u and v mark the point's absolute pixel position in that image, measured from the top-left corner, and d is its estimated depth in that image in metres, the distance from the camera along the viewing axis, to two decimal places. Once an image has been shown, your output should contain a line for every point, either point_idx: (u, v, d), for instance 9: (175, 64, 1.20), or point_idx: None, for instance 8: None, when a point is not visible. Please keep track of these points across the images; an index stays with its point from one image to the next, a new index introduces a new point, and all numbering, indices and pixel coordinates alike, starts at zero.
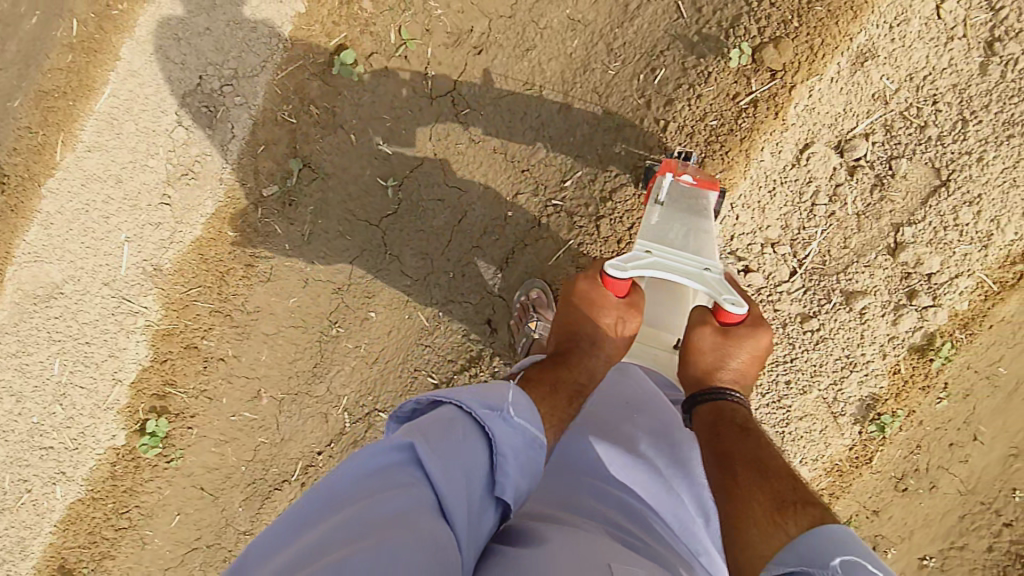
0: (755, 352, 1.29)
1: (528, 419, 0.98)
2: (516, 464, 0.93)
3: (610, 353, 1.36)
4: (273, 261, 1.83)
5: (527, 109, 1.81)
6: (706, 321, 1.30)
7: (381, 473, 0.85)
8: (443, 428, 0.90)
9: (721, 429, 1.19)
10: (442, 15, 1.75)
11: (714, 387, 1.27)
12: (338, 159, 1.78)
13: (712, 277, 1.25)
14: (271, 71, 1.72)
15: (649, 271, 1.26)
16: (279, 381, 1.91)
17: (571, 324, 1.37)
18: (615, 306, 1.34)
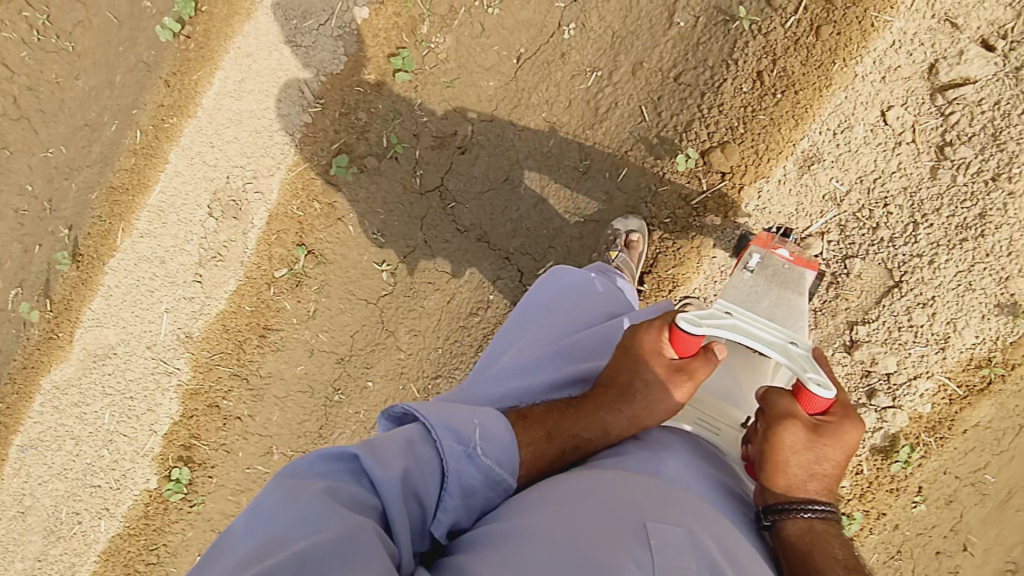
0: (849, 452, 1.00)
1: (496, 457, 0.95)
2: (467, 495, 0.93)
3: (640, 415, 1.12)
4: (283, 333, 2.09)
5: (507, 205, 1.98)
6: (794, 415, 1.00)
7: (332, 481, 0.85)
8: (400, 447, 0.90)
9: (821, 562, 0.90)
10: (428, 121, 1.96)
11: (805, 501, 0.97)
12: (338, 249, 2.03)
13: (795, 352, 1.03)
14: (284, 172, 2.00)
15: (724, 331, 1.06)
16: (289, 439, 2.12)
17: (611, 372, 1.17)
18: (666, 363, 1.11)
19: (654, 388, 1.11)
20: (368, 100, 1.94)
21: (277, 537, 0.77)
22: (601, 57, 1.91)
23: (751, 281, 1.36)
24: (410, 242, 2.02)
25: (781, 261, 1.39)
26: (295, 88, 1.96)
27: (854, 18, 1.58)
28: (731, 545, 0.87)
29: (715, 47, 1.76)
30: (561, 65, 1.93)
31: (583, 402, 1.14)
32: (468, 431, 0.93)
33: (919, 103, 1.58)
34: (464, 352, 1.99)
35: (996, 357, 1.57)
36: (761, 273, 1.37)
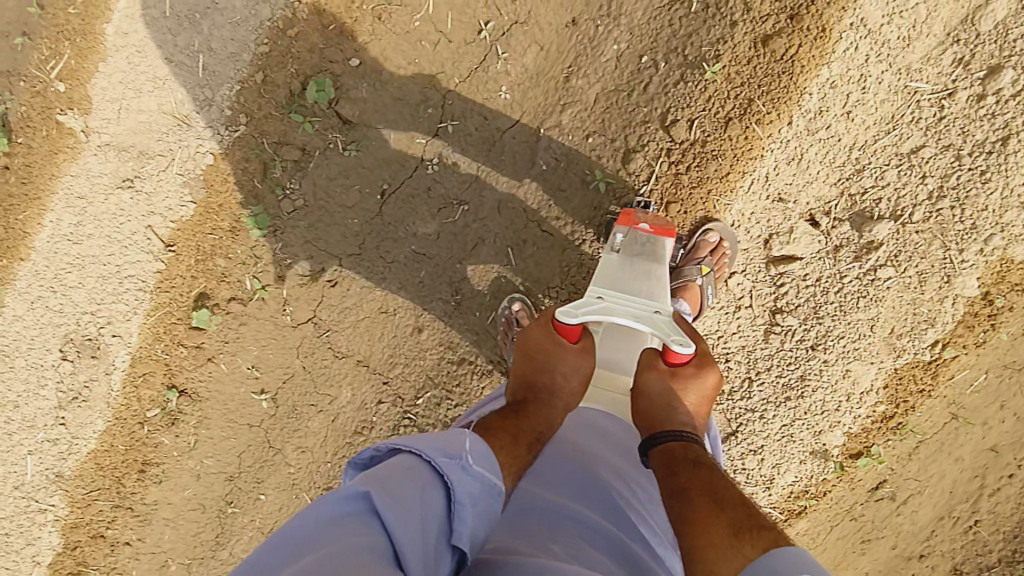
0: (705, 393, 1.15)
1: (486, 466, 0.93)
2: (474, 511, 0.89)
3: (569, 400, 1.20)
4: (163, 466, 2.05)
5: (383, 333, 1.95)
6: (652, 363, 1.15)
7: (335, 528, 0.78)
8: (396, 477, 0.85)
9: (680, 470, 1.04)
10: (292, 262, 1.87)
11: (669, 429, 1.11)
12: (212, 385, 1.99)
13: (661, 319, 1.17)
14: (142, 316, 1.91)
15: (597, 316, 1.18)
16: (185, 551, 2.11)
17: (527, 372, 1.21)
18: (570, 348, 1.19)
19: (569, 376, 1.19)
20: (226, 246, 1.84)
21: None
22: (466, 190, 1.83)
23: (614, 266, 1.32)
24: (286, 370, 1.99)
25: (642, 233, 1.39)
26: (142, 233, 1.83)
27: (699, 198, 1.65)
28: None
29: (576, 200, 1.77)
30: (426, 199, 1.84)
31: (521, 407, 1.16)
32: (456, 448, 0.92)
33: (757, 270, 1.69)
34: None
35: (812, 489, 1.80)
36: (625, 249, 1.36)
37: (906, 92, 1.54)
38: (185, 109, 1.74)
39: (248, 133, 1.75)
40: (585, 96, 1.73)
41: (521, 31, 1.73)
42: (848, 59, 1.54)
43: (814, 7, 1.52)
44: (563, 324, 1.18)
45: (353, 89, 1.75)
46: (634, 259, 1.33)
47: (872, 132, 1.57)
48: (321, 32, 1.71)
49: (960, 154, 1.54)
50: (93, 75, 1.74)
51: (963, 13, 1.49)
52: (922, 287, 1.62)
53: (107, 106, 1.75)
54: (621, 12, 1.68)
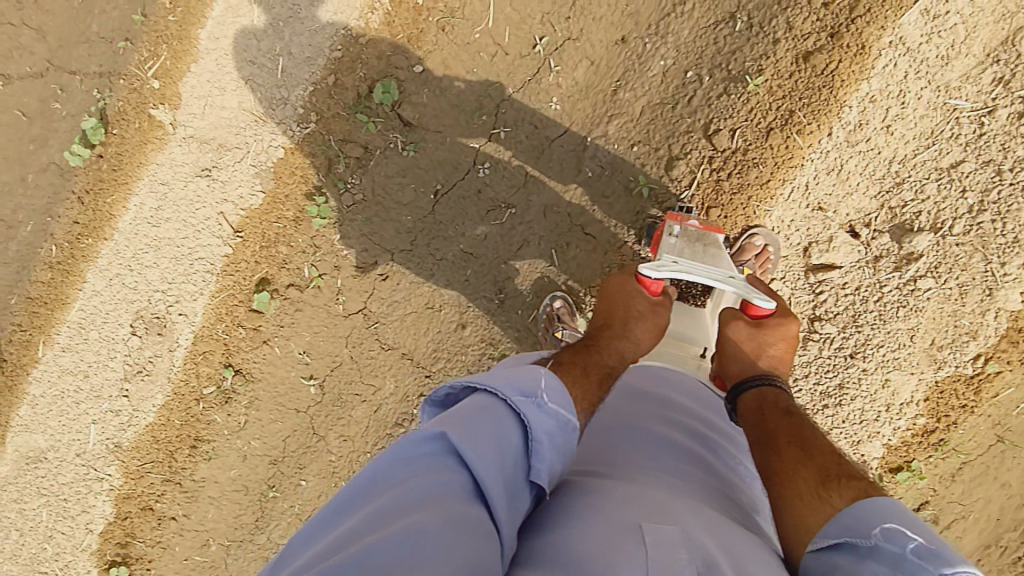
0: (789, 339, 1.26)
1: (562, 402, 0.96)
2: (553, 448, 0.92)
3: (640, 341, 1.30)
4: (214, 443, 2.17)
5: (429, 326, 2.04)
6: (737, 317, 1.30)
7: (413, 469, 0.84)
8: (475, 416, 0.89)
9: (768, 415, 1.13)
10: (348, 253, 2.00)
11: (757, 375, 1.22)
12: (265, 367, 2.11)
13: (734, 280, 1.25)
14: (207, 297, 2.05)
15: (676, 275, 1.25)
16: (226, 532, 2.21)
17: (607, 315, 1.35)
18: (647, 300, 1.34)
19: (643, 315, 1.32)
20: (288, 235, 1.97)
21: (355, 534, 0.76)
22: (515, 193, 1.94)
23: (677, 243, 1.41)
24: (335, 357, 2.10)
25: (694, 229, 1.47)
26: (214, 219, 1.98)
27: (739, 204, 1.71)
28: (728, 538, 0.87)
29: (620, 205, 1.85)
30: (476, 200, 1.95)
31: (595, 339, 1.28)
32: (532, 386, 0.96)
33: (796, 277, 1.71)
34: None
35: None
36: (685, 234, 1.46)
37: (944, 108, 1.56)
38: (263, 107, 1.89)
39: (317, 130, 1.89)
40: (630, 108, 1.83)
41: (572, 46, 1.85)
42: (887, 75, 1.57)
43: (853, 27, 1.57)
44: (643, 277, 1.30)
45: (415, 94, 1.88)
46: (695, 243, 1.42)
47: (912, 146, 1.59)
48: (388, 41, 1.84)
49: (1001, 170, 1.54)
50: (185, 74, 1.91)
51: (1004, 33, 1.50)
52: (963, 299, 1.61)
53: (194, 102, 1.92)
54: (669, 30, 1.78)
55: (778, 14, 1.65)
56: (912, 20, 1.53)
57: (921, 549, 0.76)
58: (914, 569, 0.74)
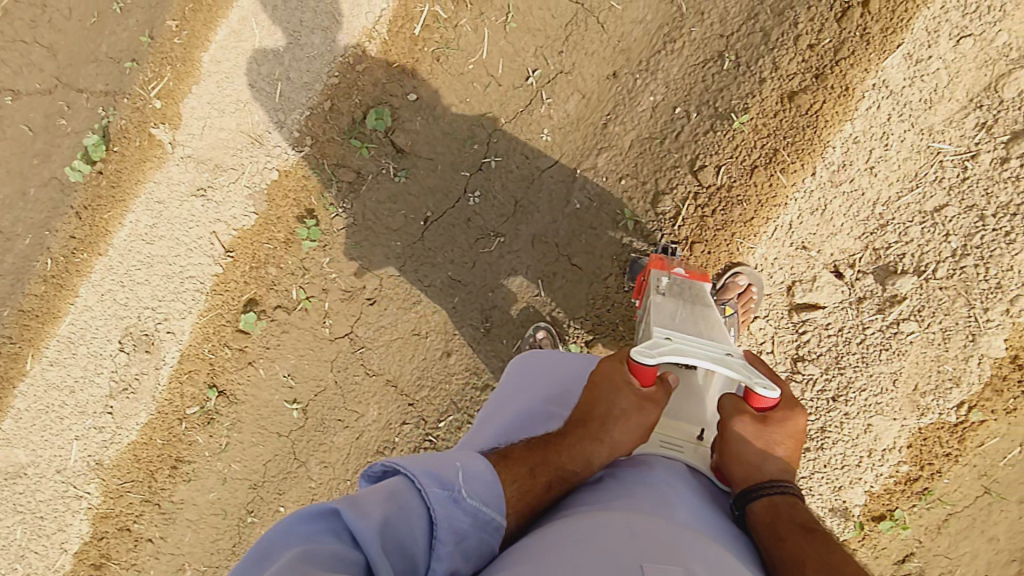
0: (797, 436, 1.12)
1: (482, 498, 0.97)
2: (457, 543, 0.93)
3: (618, 442, 1.12)
4: (195, 464, 2.15)
5: (415, 353, 2.04)
6: (741, 412, 1.11)
7: (311, 544, 0.83)
8: (378, 499, 0.91)
9: (785, 533, 0.99)
10: (336, 277, 2.01)
11: (768, 481, 1.08)
12: (249, 389, 2.10)
13: (735, 362, 1.11)
14: (195, 315, 2.05)
15: (674, 356, 1.12)
16: (201, 557, 2.18)
17: (590, 403, 1.16)
18: (634, 392, 1.13)
19: (630, 413, 1.12)
20: (278, 256, 1.99)
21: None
22: (504, 223, 1.96)
23: (665, 301, 1.40)
24: (320, 382, 2.09)
25: (678, 277, 1.50)
26: (206, 239, 2.00)
27: (723, 239, 1.70)
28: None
29: (605, 238, 1.85)
30: (465, 229, 1.96)
31: (565, 433, 1.15)
32: (448, 475, 0.97)
33: (780, 316, 1.69)
34: None
35: None
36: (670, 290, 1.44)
37: (928, 150, 1.56)
38: (259, 129, 1.92)
39: (312, 154, 1.92)
40: (620, 142, 1.85)
41: (565, 79, 1.88)
42: (870, 117, 1.58)
43: (838, 68, 1.58)
44: (637, 364, 1.13)
45: (409, 122, 1.89)
46: (683, 301, 1.39)
47: (896, 188, 1.60)
48: (384, 69, 1.86)
49: (982, 215, 1.54)
50: (186, 96, 1.95)
51: (987, 79, 1.52)
52: (946, 344, 1.59)
53: (193, 123, 1.96)
54: (659, 67, 1.83)
55: (765, 54, 1.67)
56: (895, 63, 1.54)
57: None
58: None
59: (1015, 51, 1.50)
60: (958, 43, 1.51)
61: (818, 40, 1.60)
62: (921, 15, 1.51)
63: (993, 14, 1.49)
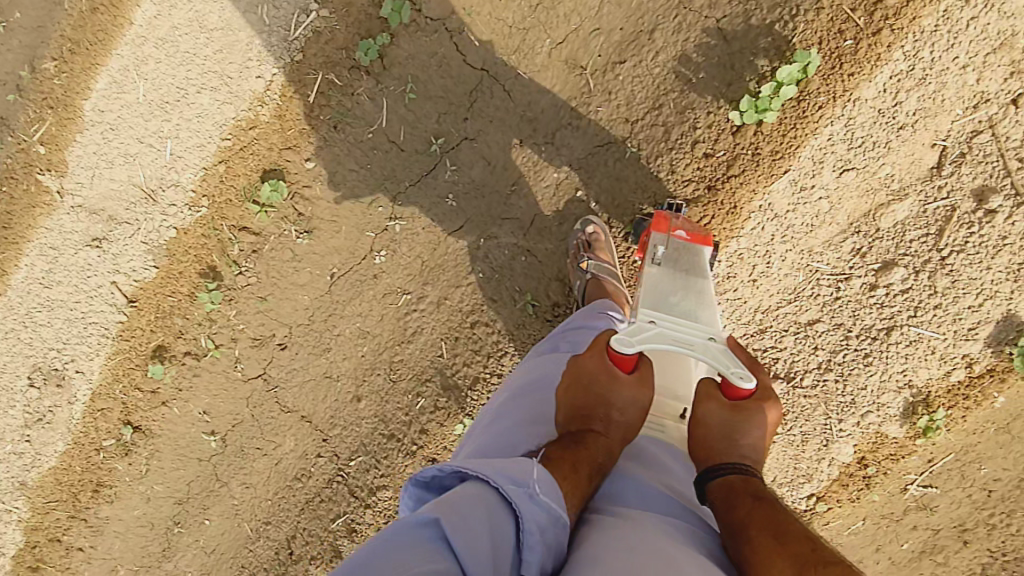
0: (765, 427, 1.15)
1: (554, 497, 0.94)
2: (542, 539, 0.89)
3: (627, 432, 1.17)
4: (116, 488, 2.15)
5: (327, 396, 2.01)
6: (710, 396, 1.16)
7: (409, 555, 0.78)
8: (468, 503, 0.86)
9: (738, 504, 1.03)
10: (244, 327, 1.99)
11: (726, 463, 1.11)
12: (165, 424, 2.10)
13: (714, 348, 1.15)
14: (104, 357, 2.06)
15: (652, 344, 1.15)
16: (133, 559, 2.18)
17: (581, 406, 1.16)
18: (626, 381, 1.16)
19: (627, 408, 1.16)
20: (183, 308, 1.98)
21: None
22: (411, 282, 1.91)
23: (659, 275, 1.41)
24: (236, 416, 2.07)
25: (679, 241, 1.45)
26: (107, 288, 1.99)
27: None
28: None
29: (507, 309, 1.84)
30: (372, 286, 1.93)
31: (580, 439, 1.11)
32: (523, 475, 0.93)
33: None
34: (287, 515, 2.06)
35: None
36: (666, 262, 1.43)
37: (807, 268, 1.59)
38: (152, 185, 1.89)
39: (210, 214, 1.89)
40: (522, 216, 1.80)
41: (469, 146, 1.79)
42: (755, 236, 1.60)
43: (728, 185, 1.57)
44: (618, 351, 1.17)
45: (307, 188, 1.85)
46: (679, 274, 1.40)
47: (775, 299, 1.62)
48: (280, 134, 1.83)
49: (848, 334, 1.60)
50: (71, 144, 1.88)
51: (867, 206, 1.54)
52: (804, 445, 1.69)
53: (81, 172, 1.90)
54: (562, 142, 1.73)
55: (664, 153, 1.63)
56: (781, 187, 1.55)
57: None
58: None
59: (896, 183, 1.51)
60: (841, 174, 1.52)
61: (714, 150, 1.58)
62: (809, 144, 1.52)
63: (877, 149, 1.50)
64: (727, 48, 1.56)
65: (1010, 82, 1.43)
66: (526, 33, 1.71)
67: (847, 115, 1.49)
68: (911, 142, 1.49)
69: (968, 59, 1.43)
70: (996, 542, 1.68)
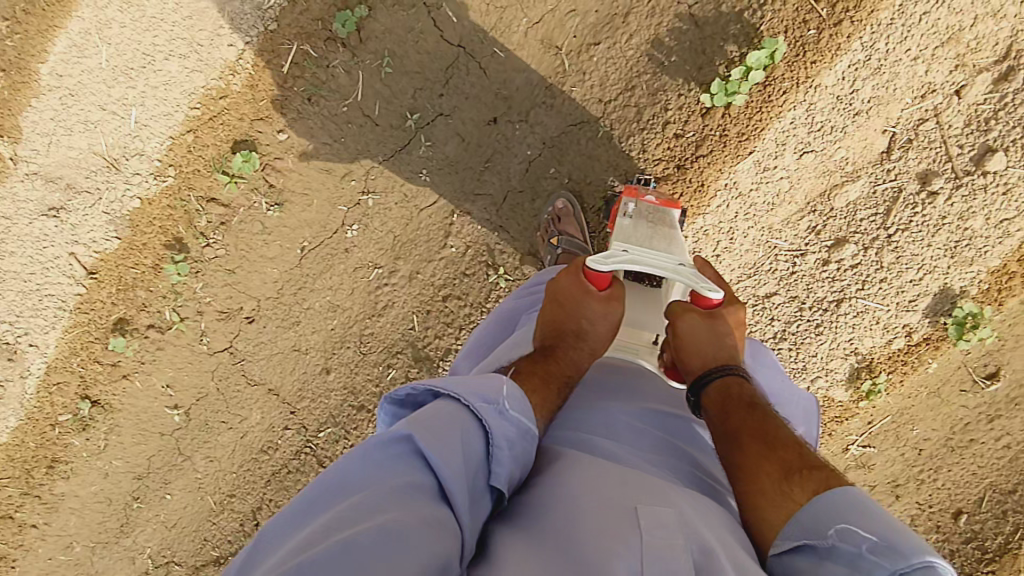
0: (738, 327, 1.28)
1: (527, 413, 0.97)
2: (511, 454, 0.93)
3: (593, 346, 1.26)
4: (72, 464, 2.08)
5: (296, 367, 2.01)
6: (687, 309, 1.26)
7: (383, 468, 0.85)
8: (442, 418, 0.90)
9: (731, 409, 1.14)
10: (210, 300, 1.96)
11: (719, 367, 1.22)
12: (126, 399, 2.04)
13: (686, 270, 1.21)
14: (60, 331, 1.99)
15: (626, 266, 1.21)
16: (89, 536, 2.12)
17: (556, 319, 1.27)
18: (596, 297, 1.27)
19: (597, 321, 1.26)
20: (147, 280, 1.93)
21: (333, 528, 0.78)
22: (382, 255, 1.92)
23: (632, 225, 1.42)
24: (200, 389, 2.04)
25: (647, 203, 1.48)
26: (64, 259, 1.93)
27: None
28: (721, 528, 0.92)
29: (479, 282, 1.88)
30: (343, 259, 1.92)
31: (550, 353, 1.20)
32: (495, 393, 0.96)
33: None
34: (253, 487, 2.06)
35: None
36: (637, 215, 1.45)
37: (767, 245, 1.68)
38: (115, 153, 1.84)
39: (176, 183, 1.86)
40: (495, 192, 1.84)
41: (444, 122, 1.81)
42: (720, 214, 1.68)
43: (696, 164, 1.65)
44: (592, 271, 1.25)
45: (279, 160, 1.84)
46: (649, 224, 1.41)
47: (737, 273, 1.71)
48: (251, 104, 1.81)
49: (802, 307, 1.71)
50: (26, 108, 1.80)
51: (823, 187, 1.64)
52: None
53: (36, 138, 1.82)
54: (537, 120, 1.77)
55: (636, 133, 1.69)
56: (745, 168, 1.64)
57: (875, 546, 0.84)
58: (871, 568, 0.82)
59: (850, 165, 1.62)
60: (801, 157, 1.62)
61: (683, 130, 1.65)
62: (772, 127, 1.61)
63: (834, 134, 1.60)
64: (699, 34, 1.63)
65: (954, 75, 1.55)
66: (504, 11, 1.74)
67: (807, 100, 1.59)
68: (864, 128, 1.60)
69: (919, 51, 1.55)
70: (924, 495, 1.84)
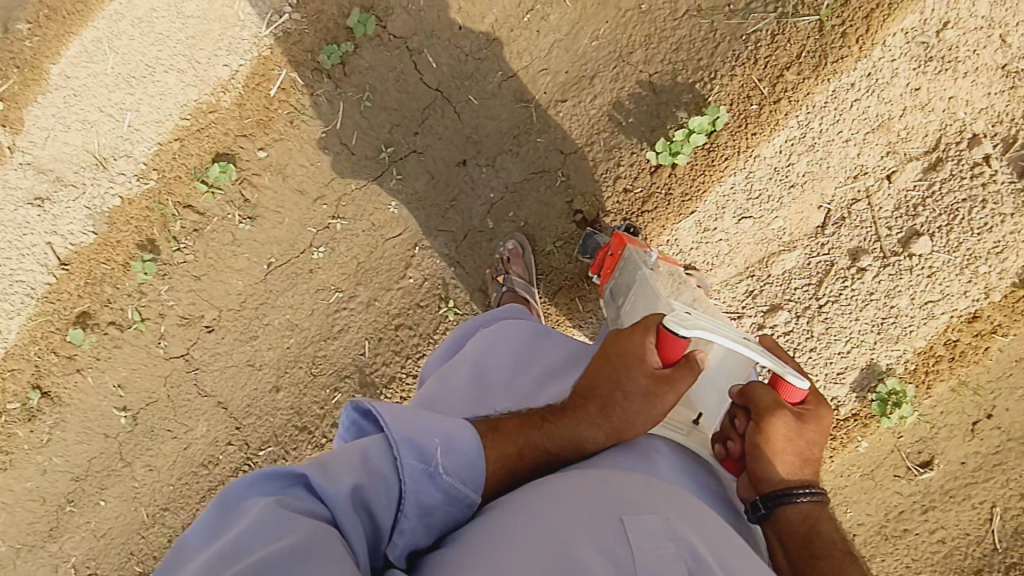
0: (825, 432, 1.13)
1: (460, 474, 0.96)
2: (419, 518, 0.93)
3: (620, 423, 1.10)
4: (12, 455, 2.08)
5: (247, 381, 2.04)
6: (781, 406, 1.11)
7: (285, 497, 0.86)
8: (356, 463, 0.91)
9: (818, 548, 1.02)
10: (173, 304, 2.02)
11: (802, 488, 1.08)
12: (75, 394, 2.06)
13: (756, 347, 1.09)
14: (23, 319, 2.04)
15: (704, 334, 1.08)
16: (16, 535, 2.10)
17: (593, 381, 1.12)
18: (648, 371, 1.08)
19: (635, 397, 1.08)
20: (115, 277, 2.00)
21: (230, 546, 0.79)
22: (344, 280, 1.99)
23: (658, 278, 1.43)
24: (150, 394, 2.06)
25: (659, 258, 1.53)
26: (41, 247, 2.01)
27: None
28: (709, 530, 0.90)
29: (432, 315, 1.94)
30: (307, 280, 1.99)
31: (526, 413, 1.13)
32: (428, 449, 0.93)
33: None
34: (187, 502, 2.05)
35: None
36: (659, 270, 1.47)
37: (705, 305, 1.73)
38: (105, 152, 1.96)
39: (157, 187, 1.96)
40: (456, 229, 1.93)
41: (415, 159, 1.92)
42: None
43: (640, 219, 1.75)
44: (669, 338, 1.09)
45: (256, 175, 1.96)
46: (673, 281, 1.44)
47: None
48: (237, 121, 1.94)
49: None
50: (31, 103, 1.93)
51: (761, 254, 1.72)
52: None
53: (36, 132, 1.95)
54: (501, 166, 1.88)
55: (590, 185, 1.79)
56: (687, 227, 1.73)
57: None
58: None
59: (787, 236, 1.70)
60: (740, 221, 1.70)
61: (632, 185, 1.75)
62: (714, 189, 1.70)
63: (772, 203, 1.69)
64: (655, 99, 1.75)
65: (886, 160, 1.65)
66: (480, 62, 1.87)
67: (748, 168, 1.68)
68: (801, 201, 1.68)
69: (851, 134, 1.64)
70: None
